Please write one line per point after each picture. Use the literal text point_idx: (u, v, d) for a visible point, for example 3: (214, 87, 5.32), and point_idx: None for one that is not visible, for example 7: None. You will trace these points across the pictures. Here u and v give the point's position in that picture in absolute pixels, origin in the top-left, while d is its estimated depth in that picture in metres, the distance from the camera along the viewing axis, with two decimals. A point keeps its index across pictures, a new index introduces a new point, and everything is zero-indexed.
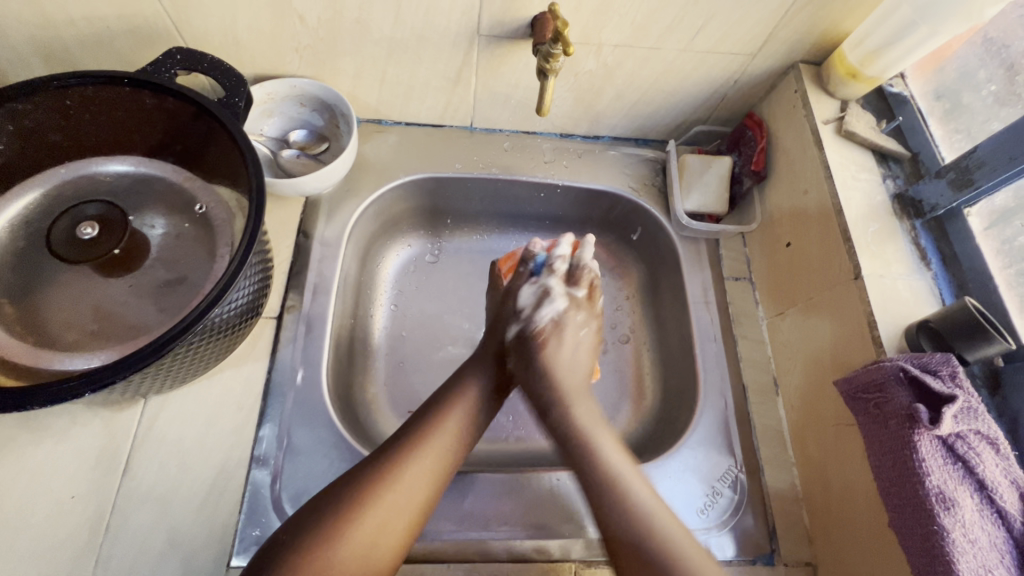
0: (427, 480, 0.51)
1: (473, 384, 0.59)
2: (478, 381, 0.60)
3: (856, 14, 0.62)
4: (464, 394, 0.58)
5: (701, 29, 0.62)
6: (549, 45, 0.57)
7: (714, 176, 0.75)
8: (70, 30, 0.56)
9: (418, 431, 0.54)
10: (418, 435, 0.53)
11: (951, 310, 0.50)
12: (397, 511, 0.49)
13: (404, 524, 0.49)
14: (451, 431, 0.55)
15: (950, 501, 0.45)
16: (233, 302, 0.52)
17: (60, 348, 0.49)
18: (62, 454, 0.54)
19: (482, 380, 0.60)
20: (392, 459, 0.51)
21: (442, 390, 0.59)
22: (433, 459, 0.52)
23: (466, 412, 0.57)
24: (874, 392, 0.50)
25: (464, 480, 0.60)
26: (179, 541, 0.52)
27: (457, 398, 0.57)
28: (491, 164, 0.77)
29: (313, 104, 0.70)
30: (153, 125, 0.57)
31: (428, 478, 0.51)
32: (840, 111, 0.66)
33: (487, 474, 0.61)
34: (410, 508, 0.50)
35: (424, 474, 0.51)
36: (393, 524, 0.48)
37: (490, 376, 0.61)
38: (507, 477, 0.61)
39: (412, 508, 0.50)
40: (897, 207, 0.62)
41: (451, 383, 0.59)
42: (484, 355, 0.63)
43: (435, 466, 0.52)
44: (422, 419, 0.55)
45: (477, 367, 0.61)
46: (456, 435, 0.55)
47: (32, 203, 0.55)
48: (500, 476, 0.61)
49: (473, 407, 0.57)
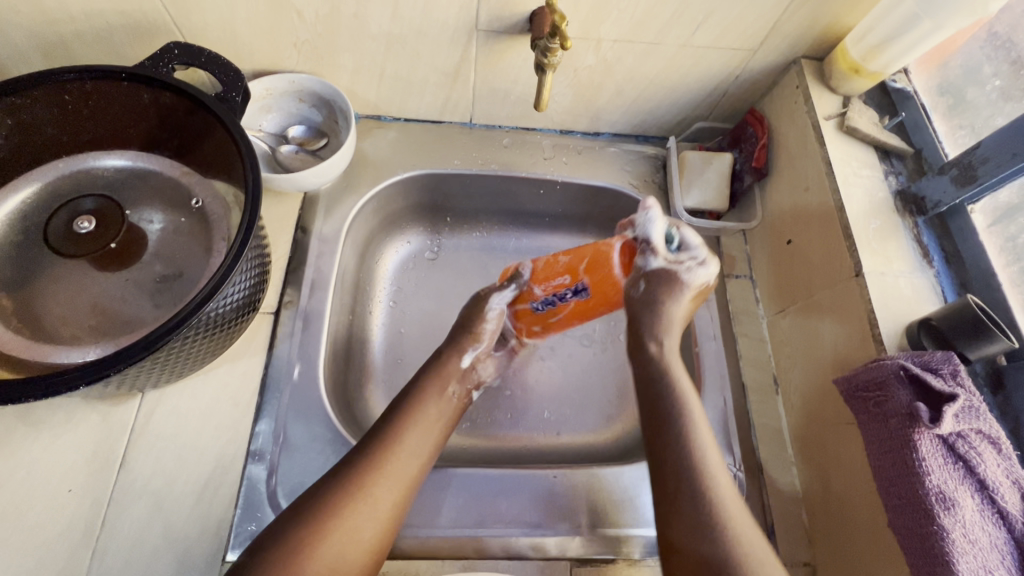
0: (392, 493, 0.49)
1: (430, 390, 0.56)
2: (434, 388, 0.57)
3: (859, 8, 0.61)
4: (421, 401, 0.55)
5: (702, 24, 0.61)
6: (547, 39, 0.56)
7: (715, 172, 0.74)
8: (69, 23, 0.56)
9: (381, 440, 0.52)
10: (381, 444, 0.51)
11: (953, 308, 0.50)
12: (363, 527, 0.47)
13: (371, 538, 0.47)
14: (414, 440, 0.53)
15: (950, 500, 0.44)
16: (229, 297, 0.52)
17: (57, 342, 0.49)
18: (60, 448, 0.54)
19: (439, 386, 0.57)
20: (358, 471, 0.49)
21: (399, 398, 0.56)
22: (398, 470, 0.50)
23: (427, 420, 0.54)
24: (874, 390, 0.49)
25: (448, 478, 0.60)
26: (175, 535, 0.52)
27: (412, 410, 0.54)
28: (490, 161, 0.77)
29: (312, 100, 0.70)
30: (151, 121, 0.57)
31: (393, 489, 0.49)
32: (842, 107, 0.66)
33: (473, 472, 0.60)
34: (380, 518, 0.48)
35: (390, 483, 0.49)
36: (359, 539, 0.47)
37: (442, 382, 0.58)
38: (495, 476, 0.60)
39: (379, 519, 0.48)
40: (899, 204, 0.61)
41: (407, 389, 0.57)
42: (440, 358, 0.59)
43: (399, 478, 0.50)
44: (383, 428, 0.53)
45: (432, 373, 0.58)
46: (419, 445, 0.53)
47: (29, 198, 0.55)
48: (487, 474, 0.60)
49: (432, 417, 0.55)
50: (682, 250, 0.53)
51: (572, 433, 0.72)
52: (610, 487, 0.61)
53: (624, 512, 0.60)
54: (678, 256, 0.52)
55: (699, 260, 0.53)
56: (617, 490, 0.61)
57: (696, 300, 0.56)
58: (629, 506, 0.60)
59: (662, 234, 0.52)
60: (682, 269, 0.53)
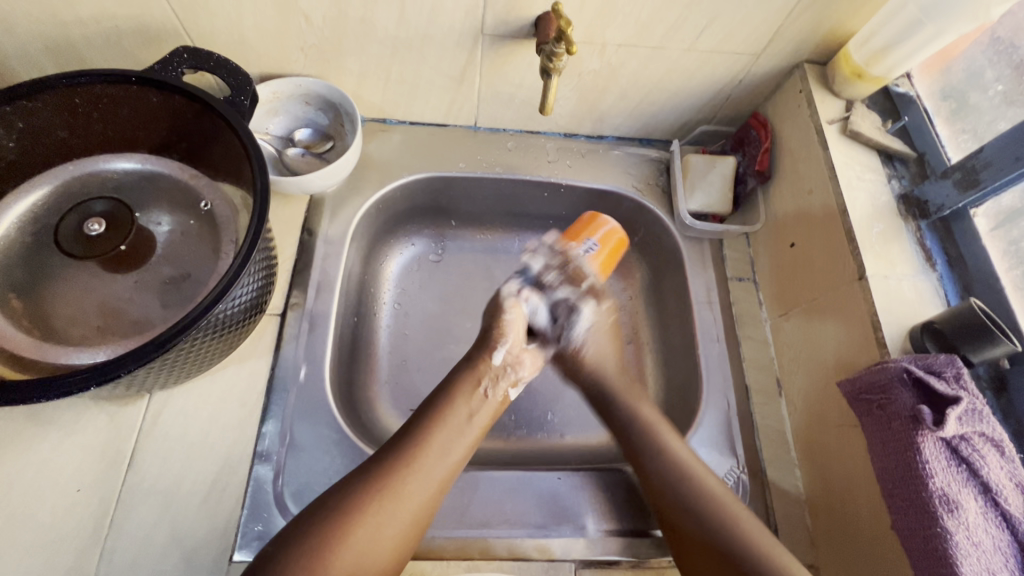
0: (422, 492, 0.50)
1: (462, 391, 0.57)
2: (466, 388, 0.58)
3: (862, 13, 0.61)
4: (453, 402, 0.56)
5: (706, 29, 0.62)
6: (552, 44, 0.57)
7: (718, 176, 0.75)
8: (79, 28, 0.57)
9: (409, 443, 0.52)
10: (410, 448, 0.52)
11: (956, 311, 0.50)
12: (389, 524, 0.48)
13: (396, 535, 0.48)
14: (443, 443, 0.53)
15: (953, 503, 0.44)
16: (237, 299, 0.52)
17: (68, 343, 0.50)
18: (68, 448, 0.54)
19: (473, 386, 0.58)
20: (386, 470, 0.50)
21: (432, 397, 0.57)
22: (427, 469, 0.52)
23: (457, 423, 0.55)
24: (878, 393, 0.50)
25: (476, 480, 0.60)
26: (182, 536, 0.53)
27: (444, 410, 0.56)
28: (495, 164, 0.77)
29: (318, 103, 0.71)
30: (159, 123, 0.58)
31: (417, 495, 0.50)
32: (845, 111, 0.66)
33: (496, 473, 0.61)
34: (401, 524, 0.49)
35: (415, 487, 0.50)
36: (385, 536, 0.48)
37: (475, 380, 0.59)
38: (512, 476, 0.61)
39: (401, 524, 0.49)
40: (902, 207, 0.61)
41: (442, 389, 0.58)
42: (471, 359, 0.61)
43: (430, 477, 0.51)
44: (411, 432, 0.54)
45: (467, 372, 0.59)
46: (448, 450, 0.53)
47: (40, 200, 0.56)
48: (505, 474, 0.61)
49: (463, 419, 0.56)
50: (569, 312, 0.66)
51: (576, 435, 0.72)
52: (621, 490, 0.61)
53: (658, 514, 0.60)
54: (555, 329, 0.66)
55: (574, 312, 0.66)
56: (630, 493, 0.61)
57: (607, 331, 0.68)
58: None
59: (542, 312, 0.66)
60: (562, 335, 0.66)
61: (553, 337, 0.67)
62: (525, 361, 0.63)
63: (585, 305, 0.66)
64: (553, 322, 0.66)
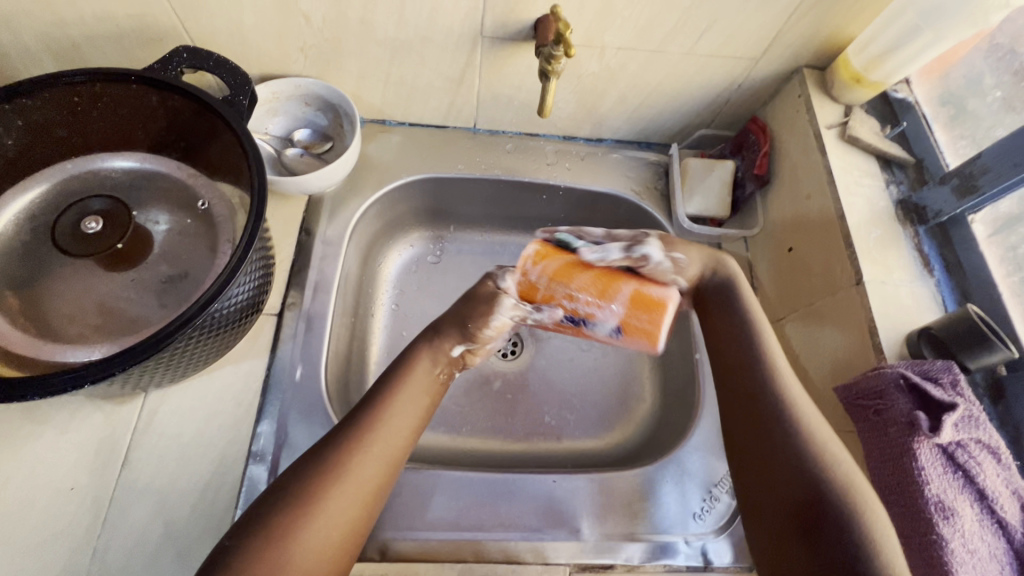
0: (379, 466, 0.48)
1: (421, 361, 0.55)
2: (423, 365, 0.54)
3: (861, 18, 0.61)
4: (410, 373, 0.53)
5: (704, 33, 0.62)
6: (551, 47, 0.57)
7: (717, 180, 0.75)
8: (80, 26, 0.57)
9: (365, 414, 0.50)
10: (370, 416, 0.50)
11: (954, 317, 0.50)
12: (345, 498, 0.46)
13: (354, 510, 0.46)
14: (404, 413, 0.51)
15: (949, 510, 0.44)
16: (234, 298, 0.52)
17: (63, 341, 0.50)
18: (63, 445, 0.54)
19: (429, 364, 0.55)
20: (342, 444, 0.48)
21: (387, 373, 0.54)
22: (385, 445, 0.49)
23: (415, 394, 0.53)
24: (874, 398, 0.49)
25: (430, 480, 0.60)
26: (175, 535, 0.52)
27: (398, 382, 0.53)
28: (494, 166, 0.77)
29: (317, 104, 0.71)
30: (158, 122, 0.58)
31: (378, 463, 0.48)
32: (844, 117, 0.66)
33: (459, 474, 0.60)
34: (365, 493, 0.47)
35: (376, 456, 0.48)
36: (344, 512, 0.45)
37: (434, 360, 0.55)
38: (480, 478, 0.60)
39: (365, 492, 0.47)
40: (900, 213, 0.61)
41: (396, 364, 0.54)
42: (433, 337, 0.55)
43: (385, 452, 0.49)
44: (366, 401, 0.51)
45: (424, 350, 0.55)
46: (409, 419, 0.51)
47: (39, 197, 0.56)
48: (472, 475, 0.60)
49: (419, 390, 0.53)
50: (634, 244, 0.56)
51: (572, 437, 0.72)
52: (620, 493, 0.61)
53: (647, 516, 0.60)
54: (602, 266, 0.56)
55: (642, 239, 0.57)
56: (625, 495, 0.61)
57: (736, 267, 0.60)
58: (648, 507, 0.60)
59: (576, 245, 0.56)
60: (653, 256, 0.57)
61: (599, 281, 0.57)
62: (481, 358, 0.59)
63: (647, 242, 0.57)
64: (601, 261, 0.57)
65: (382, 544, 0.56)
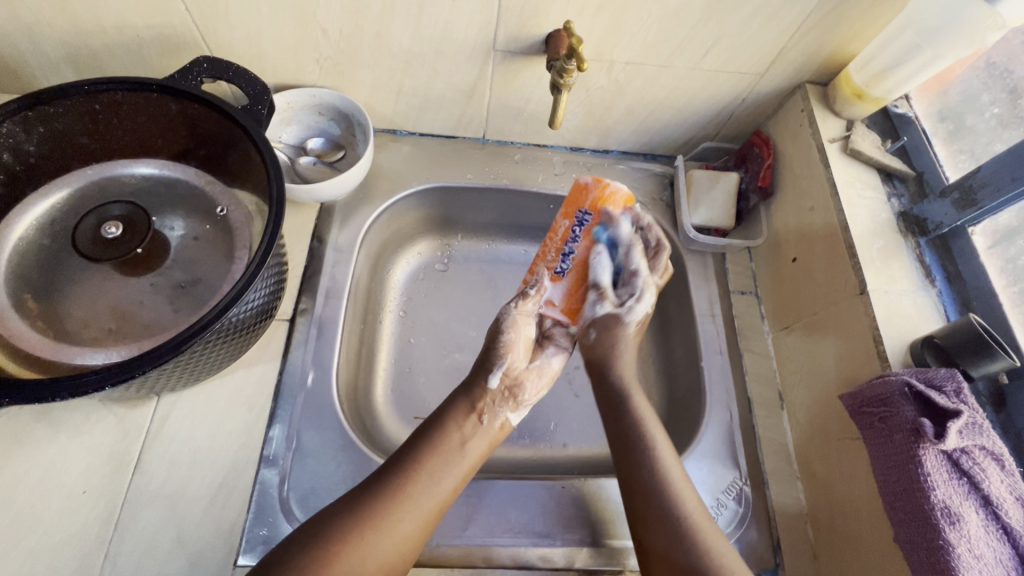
0: (412, 523, 0.50)
1: (455, 416, 0.57)
2: (457, 418, 0.57)
3: (862, 36, 0.63)
4: (448, 431, 0.56)
5: (710, 49, 0.63)
6: (563, 61, 0.58)
7: (722, 191, 0.76)
8: (101, 35, 0.59)
9: (402, 471, 0.52)
10: (405, 472, 0.52)
11: (956, 326, 0.51)
12: (380, 546, 0.48)
13: (385, 560, 0.48)
14: (440, 471, 0.53)
15: (955, 516, 0.45)
16: (250, 302, 0.53)
17: (79, 344, 0.50)
18: (76, 449, 0.55)
19: (464, 416, 0.57)
20: (379, 494, 0.50)
21: (424, 428, 0.57)
22: (423, 497, 0.51)
23: (454, 452, 0.55)
24: (880, 406, 0.50)
25: (481, 489, 0.61)
26: (187, 539, 0.53)
27: (437, 436, 0.55)
28: (502, 175, 0.78)
29: (330, 113, 0.72)
30: (177, 130, 0.59)
31: (410, 522, 0.50)
32: (846, 131, 0.68)
33: (497, 481, 0.61)
34: (395, 547, 0.49)
35: (408, 515, 0.50)
36: (370, 564, 0.47)
37: (470, 407, 0.58)
38: (514, 484, 0.61)
39: (396, 547, 0.49)
40: (902, 224, 0.63)
41: (432, 419, 0.58)
42: (467, 391, 0.59)
43: (420, 505, 0.51)
44: (405, 456, 0.54)
45: (458, 405, 0.58)
46: (448, 475, 0.53)
47: (60, 203, 0.57)
48: (509, 482, 0.61)
49: (457, 448, 0.55)
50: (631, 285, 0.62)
51: (579, 445, 0.73)
52: (610, 500, 0.61)
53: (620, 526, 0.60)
54: (619, 292, 0.63)
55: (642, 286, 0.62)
56: (601, 506, 0.61)
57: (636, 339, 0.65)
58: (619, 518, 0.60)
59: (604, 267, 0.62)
60: (627, 307, 0.62)
61: (609, 304, 0.62)
62: (527, 381, 0.62)
63: (649, 285, 0.62)
64: (616, 293, 0.63)
65: None
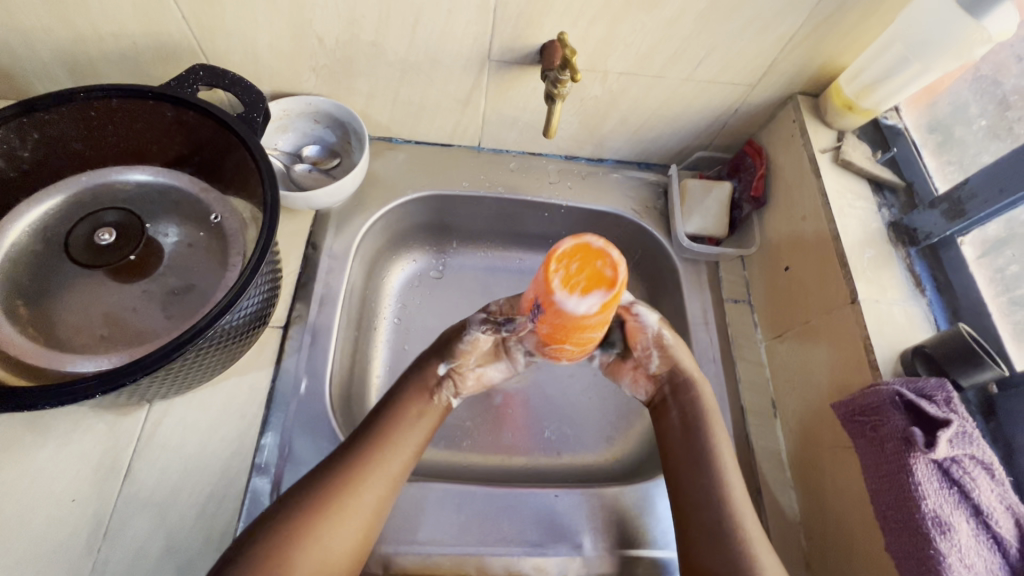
0: (376, 495, 0.51)
1: (409, 392, 0.57)
2: (411, 395, 0.57)
3: (853, 49, 0.64)
4: (403, 407, 0.56)
5: (703, 59, 0.64)
6: (556, 71, 0.59)
7: (715, 200, 0.77)
8: (97, 43, 0.59)
9: (364, 443, 0.53)
10: (366, 446, 0.53)
11: (945, 336, 0.52)
12: (348, 521, 0.49)
13: (351, 535, 0.49)
14: (397, 444, 0.54)
15: (945, 525, 0.45)
16: (244, 310, 0.53)
17: (71, 351, 0.50)
18: (65, 456, 0.54)
19: (419, 397, 0.57)
20: (341, 471, 0.51)
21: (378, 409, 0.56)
22: (385, 472, 0.52)
23: (410, 424, 0.55)
24: (870, 415, 0.51)
25: (420, 495, 0.59)
26: (176, 547, 0.52)
27: (395, 411, 0.56)
28: (497, 183, 0.79)
29: (326, 121, 0.73)
30: (173, 138, 0.59)
31: (373, 495, 0.51)
32: (837, 141, 0.69)
33: (486, 489, 0.61)
34: (360, 522, 0.50)
35: (371, 490, 0.51)
36: (338, 540, 0.48)
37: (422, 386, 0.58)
38: (505, 493, 0.61)
39: (360, 521, 0.50)
40: (893, 234, 0.63)
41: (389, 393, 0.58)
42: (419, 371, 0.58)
43: (383, 478, 0.52)
44: (366, 431, 0.54)
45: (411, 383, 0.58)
46: (406, 448, 0.54)
47: (53, 209, 0.57)
48: (498, 491, 0.61)
49: (412, 421, 0.55)
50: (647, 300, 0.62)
51: (572, 453, 0.72)
52: (602, 509, 0.61)
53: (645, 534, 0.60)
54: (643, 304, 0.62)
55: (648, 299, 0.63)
56: (624, 513, 0.61)
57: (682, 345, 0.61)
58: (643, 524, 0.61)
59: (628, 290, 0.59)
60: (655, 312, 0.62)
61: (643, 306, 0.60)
62: (469, 380, 0.60)
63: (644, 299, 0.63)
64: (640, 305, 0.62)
65: (385, 558, 0.56)
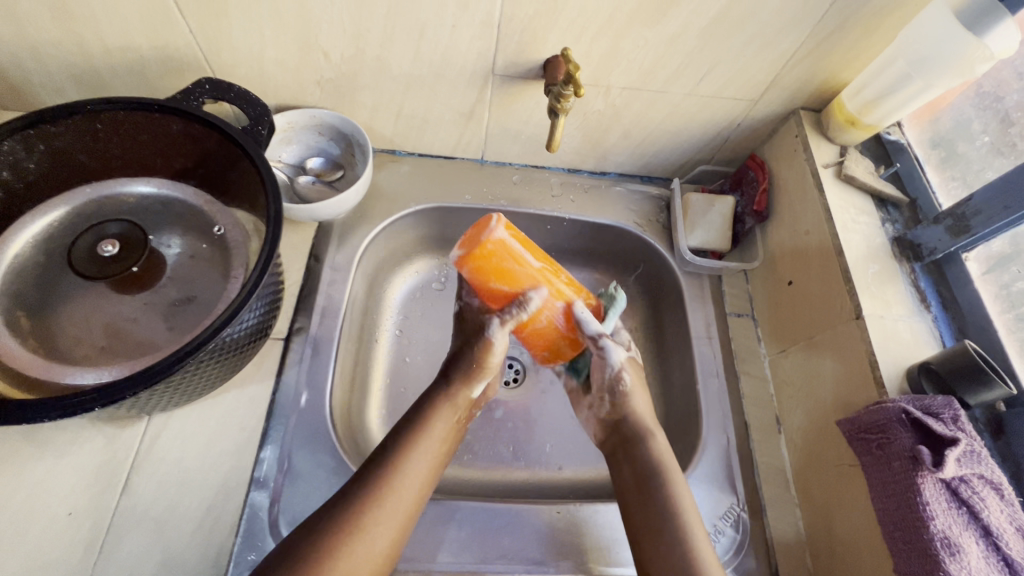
0: (392, 520, 0.50)
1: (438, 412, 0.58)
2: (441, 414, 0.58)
3: (855, 65, 0.64)
4: (431, 427, 0.57)
5: (706, 75, 0.64)
6: (560, 86, 0.59)
7: (717, 214, 0.77)
8: (105, 56, 0.60)
9: (387, 466, 0.53)
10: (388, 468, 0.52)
11: (952, 353, 0.51)
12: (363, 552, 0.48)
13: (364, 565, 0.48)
14: (419, 468, 0.54)
15: (955, 546, 0.44)
16: (245, 322, 0.53)
17: (71, 363, 0.50)
18: (63, 469, 0.54)
19: (450, 411, 0.59)
20: (361, 494, 0.50)
21: (409, 419, 0.57)
22: (403, 496, 0.52)
23: (434, 445, 0.56)
24: (877, 432, 0.50)
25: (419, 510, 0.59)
26: (172, 563, 0.51)
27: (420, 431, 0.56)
28: (500, 196, 0.79)
29: (330, 134, 0.73)
30: (177, 150, 0.59)
31: (392, 522, 0.50)
32: (840, 156, 0.69)
33: (486, 505, 0.60)
34: (375, 552, 0.49)
35: (392, 516, 0.50)
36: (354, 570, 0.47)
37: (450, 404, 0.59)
38: (505, 509, 0.60)
39: (376, 551, 0.49)
40: (896, 249, 0.63)
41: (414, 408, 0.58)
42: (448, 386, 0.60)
43: (400, 505, 0.51)
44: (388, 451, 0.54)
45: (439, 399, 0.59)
46: (427, 473, 0.55)
47: (57, 220, 0.57)
48: (499, 507, 0.60)
49: (436, 442, 0.56)
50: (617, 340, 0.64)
51: (575, 468, 0.72)
52: (602, 526, 0.60)
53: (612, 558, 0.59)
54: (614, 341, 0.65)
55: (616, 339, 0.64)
56: (590, 536, 0.60)
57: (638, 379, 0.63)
58: (609, 547, 0.59)
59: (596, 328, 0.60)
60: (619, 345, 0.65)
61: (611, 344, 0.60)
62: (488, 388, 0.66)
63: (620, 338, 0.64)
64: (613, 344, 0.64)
65: None
